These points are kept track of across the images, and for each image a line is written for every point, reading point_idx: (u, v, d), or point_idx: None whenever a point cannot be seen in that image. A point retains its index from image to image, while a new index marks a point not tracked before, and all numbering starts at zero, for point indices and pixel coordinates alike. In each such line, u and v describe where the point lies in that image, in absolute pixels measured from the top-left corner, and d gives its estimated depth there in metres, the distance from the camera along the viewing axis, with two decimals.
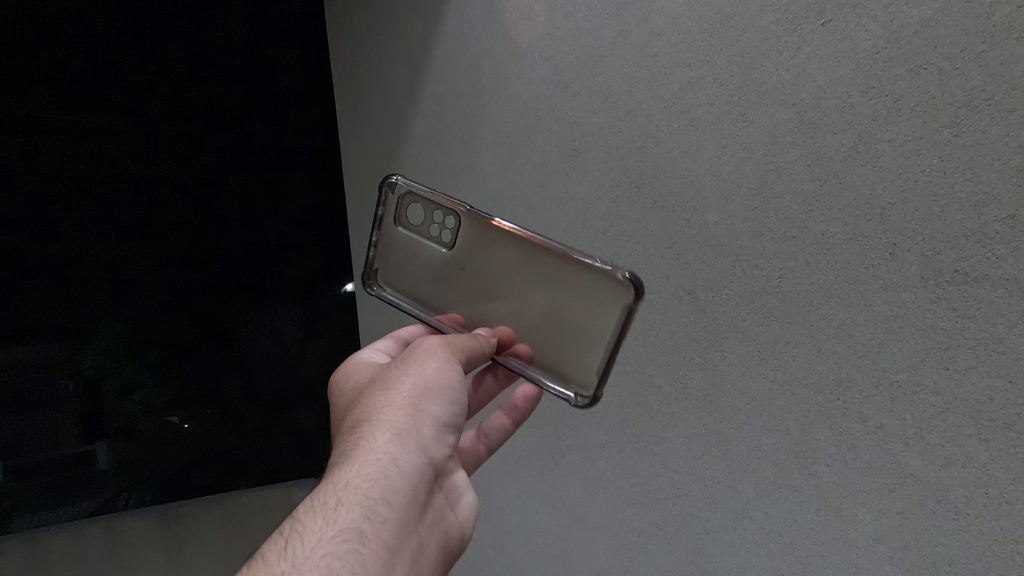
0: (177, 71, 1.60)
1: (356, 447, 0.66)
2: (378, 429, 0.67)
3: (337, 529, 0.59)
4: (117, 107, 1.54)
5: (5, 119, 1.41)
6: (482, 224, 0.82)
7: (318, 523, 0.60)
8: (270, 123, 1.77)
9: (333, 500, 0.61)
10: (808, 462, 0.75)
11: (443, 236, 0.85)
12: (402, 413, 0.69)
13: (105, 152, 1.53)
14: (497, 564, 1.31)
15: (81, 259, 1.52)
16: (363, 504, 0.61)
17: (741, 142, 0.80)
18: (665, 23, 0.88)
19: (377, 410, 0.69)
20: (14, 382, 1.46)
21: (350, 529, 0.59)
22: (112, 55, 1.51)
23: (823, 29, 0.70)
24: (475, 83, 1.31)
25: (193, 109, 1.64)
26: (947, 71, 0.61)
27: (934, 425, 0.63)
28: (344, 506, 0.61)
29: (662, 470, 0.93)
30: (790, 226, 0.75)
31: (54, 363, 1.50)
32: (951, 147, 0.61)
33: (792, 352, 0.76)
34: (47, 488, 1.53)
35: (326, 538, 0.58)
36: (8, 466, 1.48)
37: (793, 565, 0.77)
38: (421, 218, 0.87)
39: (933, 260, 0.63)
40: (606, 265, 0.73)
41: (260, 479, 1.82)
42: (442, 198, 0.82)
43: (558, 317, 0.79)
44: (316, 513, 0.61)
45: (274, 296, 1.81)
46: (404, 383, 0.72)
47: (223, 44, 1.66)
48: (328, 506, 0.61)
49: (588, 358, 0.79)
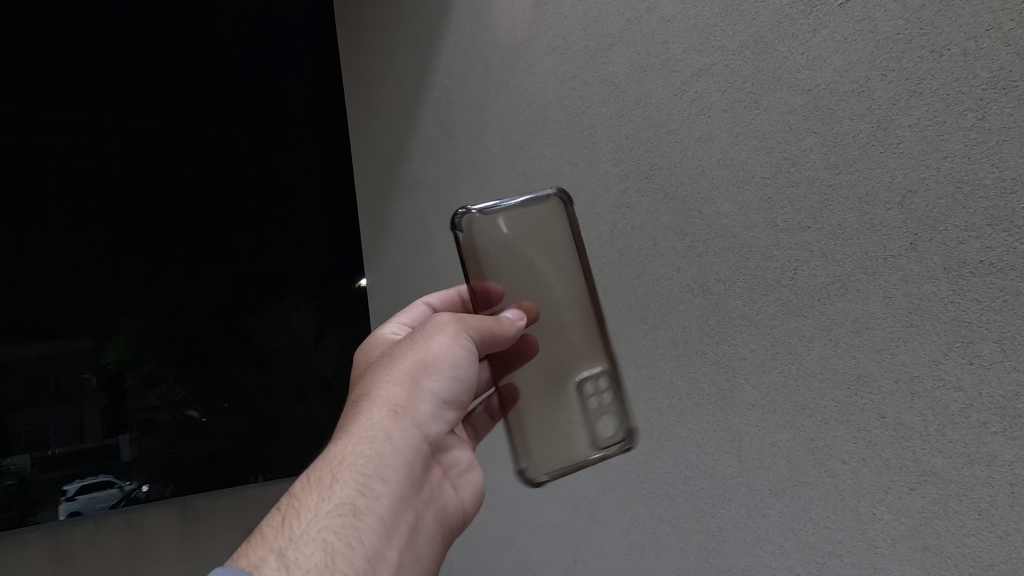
0: (180, 80, 1.73)
1: (350, 422, 0.60)
2: (374, 403, 0.61)
3: (333, 504, 0.53)
4: (123, 111, 1.65)
5: (34, 123, 1.53)
6: (589, 342, 0.72)
7: (314, 499, 0.54)
8: (271, 125, 1.86)
9: (327, 476, 0.55)
10: (825, 458, 0.72)
11: (590, 401, 0.71)
12: (401, 387, 0.63)
13: (110, 152, 1.61)
14: (508, 559, 1.30)
15: (102, 256, 1.58)
16: (360, 479, 0.55)
17: (755, 130, 0.78)
18: (674, 9, 0.86)
19: (375, 384, 0.64)
20: (40, 374, 1.48)
21: (345, 504, 0.53)
22: (118, 65, 1.65)
23: (840, 10, 0.68)
24: (483, 74, 1.30)
25: (197, 114, 1.74)
26: (971, 51, 0.58)
27: (958, 422, 0.61)
28: (338, 482, 0.55)
29: (674, 467, 0.92)
30: (806, 216, 0.73)
31: (78, 357, 1.52)
32: (976, 132, 0.58)
33: (807, 346, 0.73)
34: (70, 481, 1.50)
35: (318, 516, 0.52)
36: (32, 457, 1.46)
37: (809, 565, 0.75)
38: (599, 406, 0.71)
39: (956, 250, 0.60)
40: (556, 200, 0.74)
41: (281, 471, 1.76)
42: (616, 394, 0.71)
43: (523, 254, 0.72)
44: (309, 491, 0.55)
45: (289, 290, 1.84)
46: (406, 356, 0.66)
47: (222, 55, 1.79)
48: (322, 483, 0.55)
49: (498, 228, 0.72)
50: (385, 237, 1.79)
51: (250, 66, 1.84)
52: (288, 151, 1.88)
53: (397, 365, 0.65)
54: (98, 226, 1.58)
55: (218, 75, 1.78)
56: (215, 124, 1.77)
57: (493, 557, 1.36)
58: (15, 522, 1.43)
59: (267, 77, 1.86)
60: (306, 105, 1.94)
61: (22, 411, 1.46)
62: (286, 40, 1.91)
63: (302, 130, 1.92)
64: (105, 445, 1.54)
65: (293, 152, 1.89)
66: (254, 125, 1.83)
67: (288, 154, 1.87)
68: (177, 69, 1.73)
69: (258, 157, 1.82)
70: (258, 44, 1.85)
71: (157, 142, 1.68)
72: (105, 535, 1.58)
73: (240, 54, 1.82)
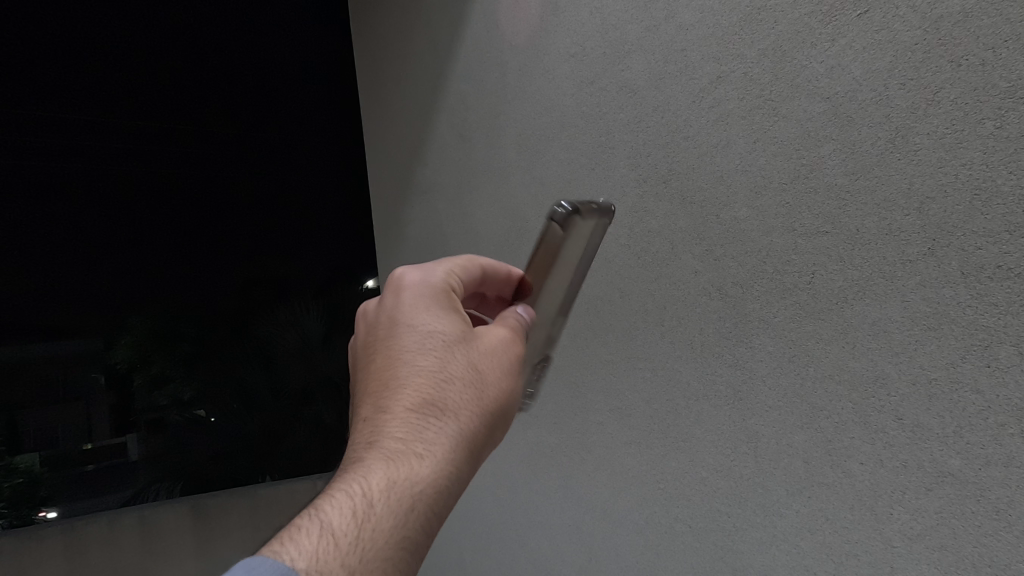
0: (183, 80, 1.75)
1: (440, 430, 0.50)
2: (463, 419, 0.51)
3: (402, 538, 0.44)
4: (128, 111, 1.67)
5: (52, 124, 1.57)
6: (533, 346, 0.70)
7: (386, 521, 0.43)
8: (278, 125, 1.88)
9: (407, 501, 0.45)
10: (841, 459, 0.74)
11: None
12: (497, 409, 0.54)
13: (116, 152, 1.64)
14: (522, 558, 1.32)
15: (112, 256, 1.60)
16: (433, 515, 0.46)
17: (773, 137, 0.79)
18: (693, 18, 0.88)
19: (472, 388, 0.53)
20: (49, 374, 1.50)
21: (415, 542, 0.44)
22: (121, 64, 1.66)
23: (858, 20, 0.70)
24: (500, 79, 1.32)
25: (202, 115, 1.77)
26: (989, 61, 0.59)
27: (975, 424, 0.62)
28: (416, 510, 0.45)
29: (690, 468, 0.93)
30: (823, 221, 0.74)
31: (87, 357, 1.54)
32: (994, 140, 0.59)
33: (825, 349, 0.75)
34: (79, 480, 1.53)
35: (388, 548, 0.42)
36: (40, 456, 1.48)
37: (826, 564, 0.76)
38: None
39: (974, 256, 0.61)
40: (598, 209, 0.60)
41: (287, 471, 1.80)
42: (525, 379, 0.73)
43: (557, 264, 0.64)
44: (385, 510, 0.44)
45: (298, 292, 1.85)
46: (497, 367, 0.56)
47: (221, 56, 1.81)
48: (401, 508, 0.44)
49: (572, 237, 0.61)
50: (399, 239, 1.81)
51: (254, 67, 1.86)
52: (297, 155, 1.90)
53: (493, 376, 0.55)
54: (109, 227, 1.61)
55: (221, 74, 1.80)
56: (226, 128, 1.80)
57: (507, 555, 1.38)
58: (24, 521, 1.47)
59: (276, 80, 1.89)
60: (316, 107, 1.96)
61: (30, 411, 1.47)
62: (292, 40, 1.93)
63: (312, 134, 1.94)
64: (113, 444, 1.56)
65: (301, 153, 1.91)
66: (261, 127, 1.85)
67: (301, 158, 1.91)
68: (190, 72, 1.76)
69: (265, 158, 1.84)
70: (265, 47, 1.88)
71: (167, 146, 1.71)
72: (119, 533, 1.56)
73: (246, 54, 1.84)
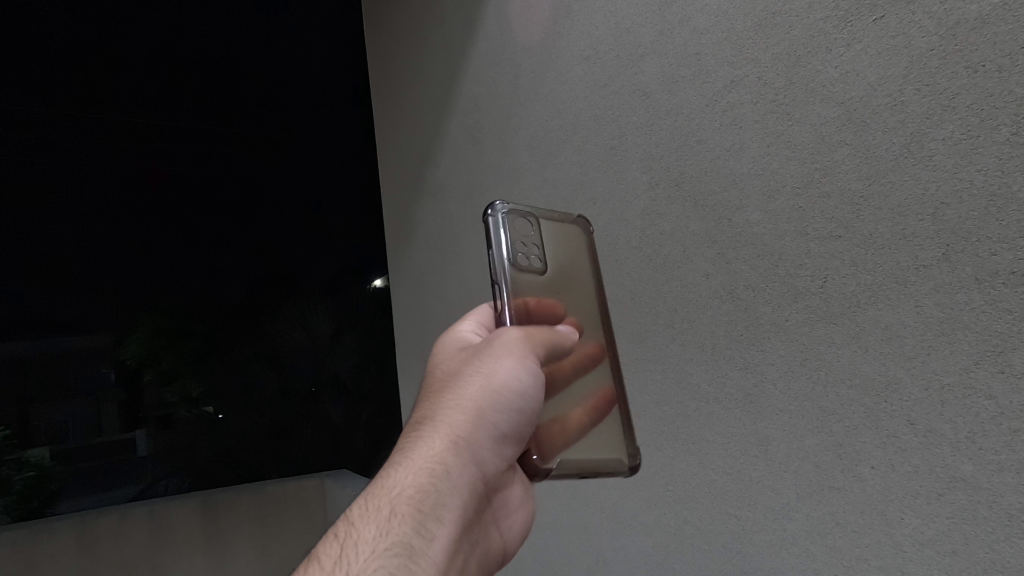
0: (197, 78, 1.77)
1: (410, 448, 0.55)
2: (437, 432, 0.56)
3: (388, 541, 0.49)
4: (135, 112, 1.68)
5: (65, 121, 1.59)
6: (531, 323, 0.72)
7: (371, 532, 0.50)
8: (286, 126, 1.90)
9: (386, 507, 0.51)
10: (853, 463, 0.74)
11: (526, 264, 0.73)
12: (466, 415, 0.57)
13: (122, 150, 1.65)
14: (532, 558, 1.33)
15: (123, 252, 1.62)
16: (417, 515, 0.51)
17: (787, 142, 0.79)
18: (708, 22, 0.89)
19: (439, 409, 0.58)
20: (61, 367, 1.52)
21: (402, 542, 0.49)
22: (125, 62, 1.67)
23: (874, 26, 0.70)
24: (514, 81, 1.32)
25: (212, 115, 1.79)
26: (1005, 68, 0.59)
27: (988, 430, 0.62)
28: (395, 517, 0.50)
29: (700, 470, 0.93)
30: (836, 226, 0.74)
31: (101, 353, 1.56)
32: (1010, 146, 0.59)
33: (836, 352, 0.75)
34: (89, 473, 1.53)
35: (375, 552, 0.48)
36: (51, 449, 1.49)
37: (834, 568, 0.76)
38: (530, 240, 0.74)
39: (988, 261, 0.61)
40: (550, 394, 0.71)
41: (296, 468, 1.80)
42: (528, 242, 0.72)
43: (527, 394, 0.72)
44: (366, 520, 0.51)
45: (308, 292, 1.88)
46: (458, 384, 0.59)
47: (228, 58, 1.82)
48: (381, 514, 0.51)
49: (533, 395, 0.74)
50: (409, 240, 1.83)
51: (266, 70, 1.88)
52: (308, 155, 1.93)
53: (457, 391, 0.59)
54: (117, 225, 1.62)
55: (229, 75, 1.82)
56: (237, 126, 1.82)
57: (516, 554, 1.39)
58: (33, 513, 1.47)
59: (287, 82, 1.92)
60: (328, 108, 1.98)
61: (44, 403, 1.49)
62: (302, 43, 1.96)
63: (320, 136, 1.96)
64: (124, 439, 1.58)
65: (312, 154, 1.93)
66: (270, 126, 1.87)
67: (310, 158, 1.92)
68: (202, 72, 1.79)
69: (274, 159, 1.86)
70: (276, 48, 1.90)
71: (178, 143, 1.73)
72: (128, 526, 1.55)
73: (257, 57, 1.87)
